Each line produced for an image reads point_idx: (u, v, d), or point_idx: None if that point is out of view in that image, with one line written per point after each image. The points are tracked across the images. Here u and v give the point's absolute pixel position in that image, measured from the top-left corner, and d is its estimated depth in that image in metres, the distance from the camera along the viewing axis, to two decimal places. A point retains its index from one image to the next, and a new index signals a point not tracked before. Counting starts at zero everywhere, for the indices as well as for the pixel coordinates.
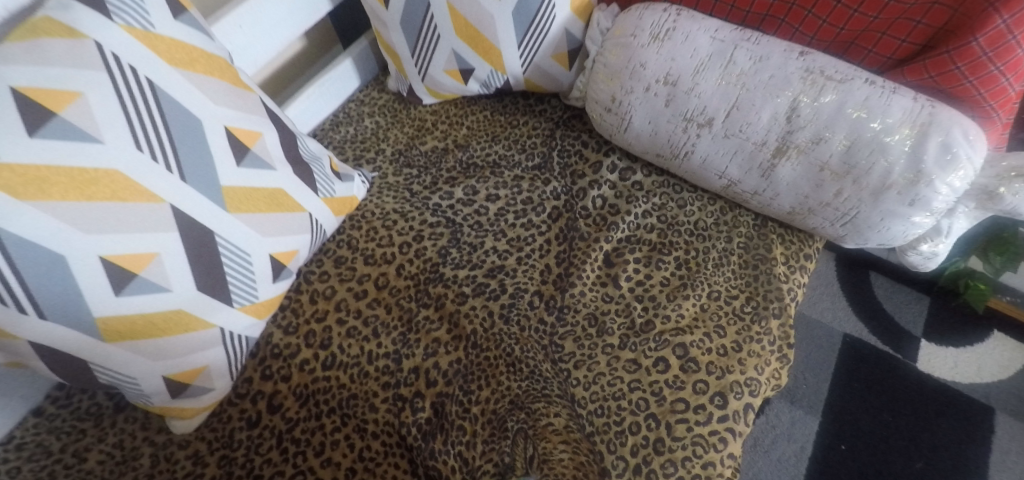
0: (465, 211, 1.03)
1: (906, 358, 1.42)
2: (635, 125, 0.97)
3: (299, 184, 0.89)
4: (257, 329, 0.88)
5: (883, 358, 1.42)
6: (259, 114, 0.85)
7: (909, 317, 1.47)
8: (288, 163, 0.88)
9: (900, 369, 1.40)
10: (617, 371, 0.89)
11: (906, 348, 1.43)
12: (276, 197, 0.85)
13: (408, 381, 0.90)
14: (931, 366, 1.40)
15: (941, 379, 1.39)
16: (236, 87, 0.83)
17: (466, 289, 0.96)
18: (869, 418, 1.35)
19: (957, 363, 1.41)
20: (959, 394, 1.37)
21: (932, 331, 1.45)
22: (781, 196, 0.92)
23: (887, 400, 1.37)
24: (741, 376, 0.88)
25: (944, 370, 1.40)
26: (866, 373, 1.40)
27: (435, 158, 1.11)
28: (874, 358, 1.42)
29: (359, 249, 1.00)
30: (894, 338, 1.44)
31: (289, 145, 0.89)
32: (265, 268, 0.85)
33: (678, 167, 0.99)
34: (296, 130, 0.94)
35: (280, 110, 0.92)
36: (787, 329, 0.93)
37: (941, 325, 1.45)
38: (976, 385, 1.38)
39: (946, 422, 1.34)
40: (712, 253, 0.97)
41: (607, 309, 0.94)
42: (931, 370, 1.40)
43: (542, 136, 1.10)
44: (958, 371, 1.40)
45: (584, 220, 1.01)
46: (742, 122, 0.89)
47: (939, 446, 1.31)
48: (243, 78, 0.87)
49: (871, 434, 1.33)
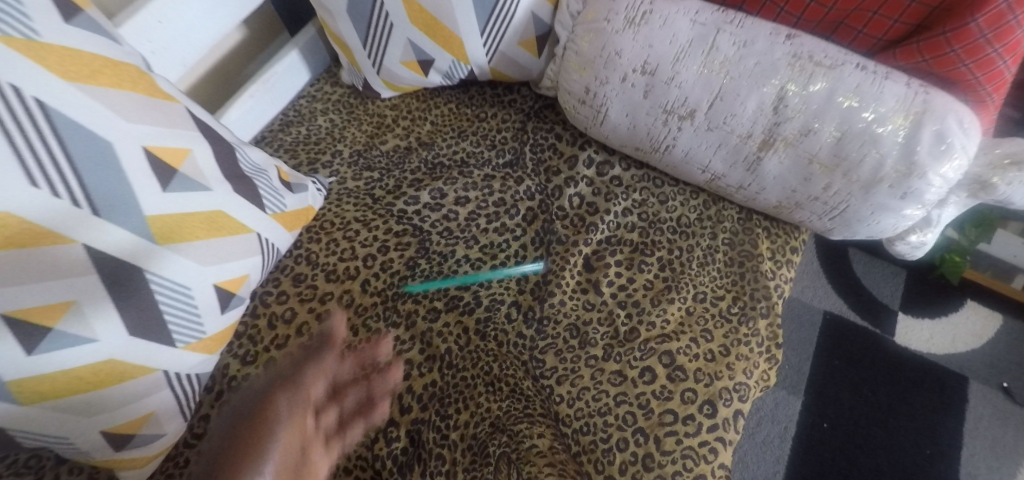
0: (432, 217, 0.96)
1: (884, 332, 1.41)
2: (612, 119, 0.89)
3: (242, 201, 0.80)
4: (207, 363, 0.82)
5: (862, 334, 1.41)
6: (185, 127, 0.76)
7: (887, 289, 1.46)
8: (226, 181, 0.79)
9: (878, 343, 1.40)
10: (602, 385, 0.84)
11: (885, 322, 1.42)
12: (215, 219, 0.77)
13: (381, 409, 0.85)
14: (907, 339, 1.40)
15: (918, 351, 1.39)
16: (154, 98, 0.74)
17: (438, 303, 0.91)
18: (850, 394, 1.34)
19: (933, 334, 1.40)
20: (935, 366, 1.37)
21: (909, 303, 1.44)
22: (768, 190, 0.85)
23: (865, 375, 1.36)
24: (730, 382, 0.84)
25: (920, 342, 1.39)
26: (846, 349, 1.39)
27: (397, 158, 1.03)
28: (853, 334, 1.41)
29: (319, 265, 0.94)
30: (871, 312, 1.43)
31: (228, 159, 0.80)
32: (210, 298, 0.78)
33: (658, 160, 0.91)
34: (235, 139, 0.84)
35: (212, 118, 0.82)
36: (776, 329, 0.89)
37: (918, 297, 1.44)
38: (951, 356, 1.38)
39: (923, 394, 1.34)
40: (697, 252, 0.92)
41: (589, 318, 0.89)
42: (908, 343, 1.39)
43: (512, 129, 1.04)
44: (934, 342, 1.39)
45: (560, 222, 0.95)
46: (727, 115, 0.81)
47: (917, 418, 1.32)
48: (164, 86, 0.77)
49: (852, 410, 1.33)
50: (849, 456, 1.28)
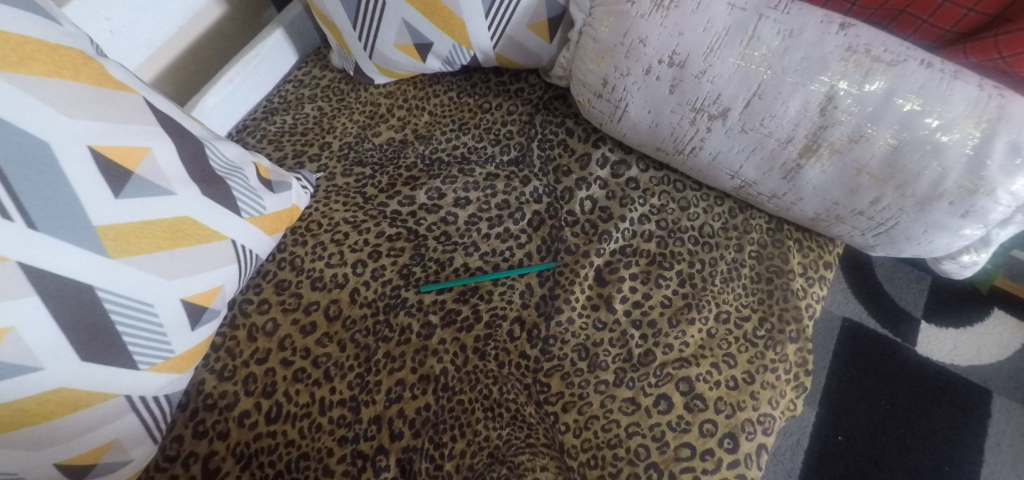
0: (429, 220, 0.88)
1: (905, 342, 1.30)
2: (631, 115, 0.79)
3: (211, 203, 0.71)
4: (178, 382, 0.74)
5: (880, 342, 1.30)
6: (141, 122, 0.67)
7: (911, 296, 1.34)
8: (193, 183, 0.70)
9: (900, 354, 1.29)
10: (613, 414, 0.76)
11: (906, 331, 1.31)
12: (176, 226, 0.68)
13: (368, 434, 0.77)
14: (930, 349, 1.29)
15: (941, 363, 1.28)
16: (103, 88, 0.64)
17: (433, 317, 0.82)
18: (867, 406, 1.24)
19: (956, 344, 1.29)
20: (958, 379, 1.26)
21: (932, 311, 1.33)
22: (806, 201, 0.75)
23: (883, 385, 1.26)
24: (753, 413, 0.76)
25: (944, 353, 1.29)
26: (865, 357, 1.29)
27: (392, 152, 0.95)
28: (873, 342, 1.30)
29: (304, 271, 0.85)
30: (893, 321, 1.32)
31: (195, 157, 0.71)
32: (177, 314, 0.69)
33: (683, 163, 0.81)
34: (205, 134, 0.75)
35: (175, 111, 0.73)
36: (806, 354, 0.80)
37: (943, 304, 1.33)
38: (975, 368, 1.27)
39: (943, 406, 1.24)
40: (721, 266, 0.83)
41: (600, 338, 0.80)
42: (931, 354, 1.28)
43: (519, 122, 0.95)
44: (958, 353, 1.28)
45: (570, 229, 0.86)
46: (765, 115, 0.70)
47: (936, 433, 1.21)
48: (117, 74, 0.67)
49: (868, 423, 1.23)
50: (864, 471, 1.18)
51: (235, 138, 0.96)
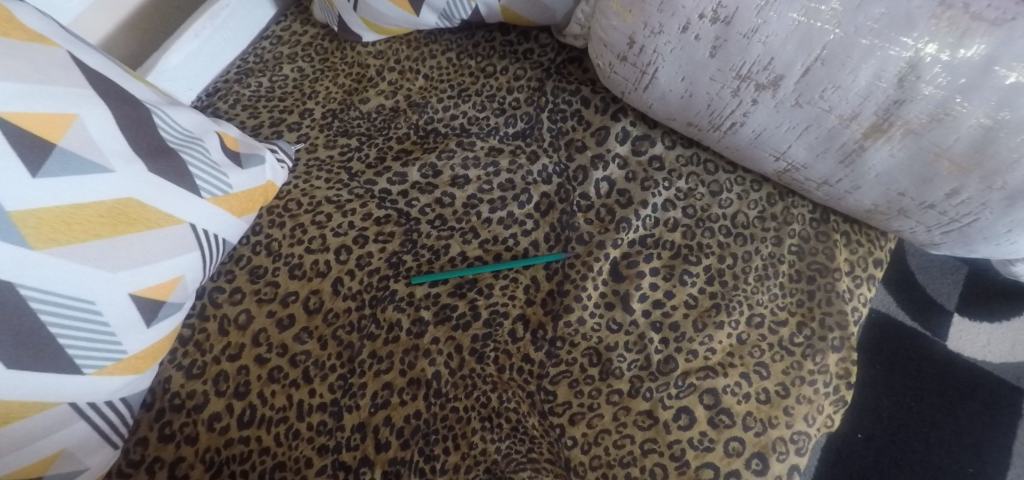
0: (423, 201, 0.78)
1: (936, 336, 1.13)
2: (661, 83, 0.67)
3: (159, 181, 0.62)
4: (137, 383, 0.65)
5: (909, 336, 1.14)
6: (66, 84, 0.57)
7: (945, 286, 1.16)
8: (139, 158, 0.60)
9: (929, 348, 1.13)
10: (626, 428, 0.67)
11: (936, 324, 1.14)
12: (116, 209, 0.58)
13: (351, 444, 0.68)
14: (961, 344, 1.13)
15: (969, 359, 1.11)
16: (11, 41, 0.54)
17: (425, 313, 0.73)
18: (890, 403, 1.09)
19: (990, 340, 1.12)
20: (989, 377, 1.10)
21: (969, 304, 1.15)
22: (864, 190, 0.64)
23: (910, 381, 1.10)
24: (786, 431, 0.67)
25: (976, 348, 1.12)
26: (891, 351, 1.13)
27: (381, 122, 0.85)
28: (900, 336, 1.14)
29: (281, 257, 0.76)
30: (922, 312, 1.15)
31: (138, 127, 0.62)
32: (126, 312, 0.60)
33: (717, 141, 0.70)
34: (151, 102, 0.65)
35: (111, 73, 0.62)
36: (850, 365, 0.69)
37: (980, 297, 1.15)
38: (1009, 366, 1.10)
39: (972, 405, 1.08)
40: (756, 261, 0.73)
41: (615, 342, 0.70)
42: (960, 350, 1.12)
43: (527, 89, 0.83)
44: (991, 350, 1.11)
45: (583, 215, 0.76)
46: (828, 84, 0.57)
47: (965, 432, 1.06)
48: (32, 23, 0.57)
49: (891, 420, 1.08)
50: (883, 471, 1.04)
51: (204, 103, 0.87)
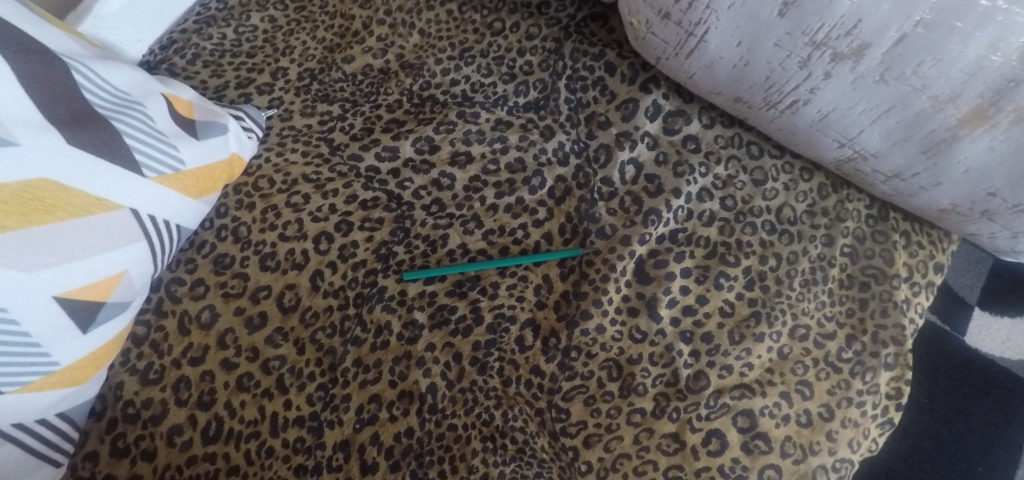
0: (417, 182, 0.67)
1: (953, 331, 0.94)
2: (711, 48, 0.55)
3: (81, 155, 0.50)
4: (77, 395, 0.55)
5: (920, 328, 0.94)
6: None
7: (968, 278, 0.96)
8: (53, 128, 0.48)
9: (942, 338, 0.94)
10: (649, 454, 0.58)
11: (951, 316, 0.94)
12: (28, 194, 0.46)
13: (333, 465, 0.58)
14: (979, 339, 0.93)
15: (987, 356, 0.92)
16: None
17: (420, 315, 0.63)
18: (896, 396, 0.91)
19: (1011, 337, 0.92)
20: (1009, 375, 0.90)
21: (995, 298, 0.94)
22: (945, 187, 0.54)
23: (919, 373, 0.92)
24: (828, 459, 0.58)
25: (994, 345, 0.92)
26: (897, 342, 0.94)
27: (368, 86, 0.73)
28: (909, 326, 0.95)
29: (251, 244, 0.64)
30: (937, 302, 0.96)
31: (53, 89, 0.49)
32: (54, 319, 0.49)
33: (770, 121, 0.59)
34: (67, 57, 0.52)
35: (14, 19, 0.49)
36: (903, 385, 0.61)
37: (1007, 289, 0.95)
38: None
39: (988, 403, 0.89)
40: (802, 264, 0.63)
41: (638, 354, 0.61)
42: (979, 345, 0.92)
43: (542, 51, 0.72)
44: (1012, 347, 0.92)
45: (605, 205, 0.66)
46: (926, 56, 0.46)
47: (977, 429, 0.88)
48: None
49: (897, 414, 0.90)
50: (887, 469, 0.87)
51: (157, 57, 0.73)
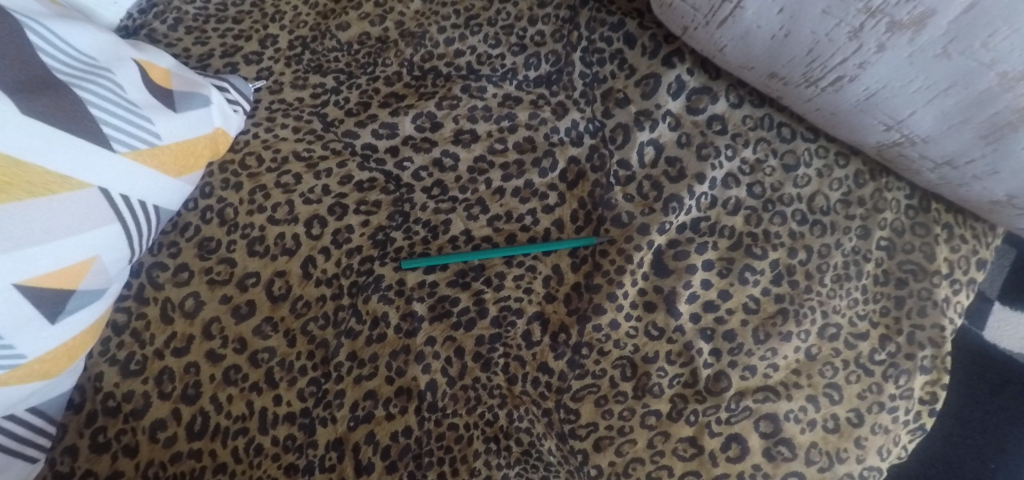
0: (418, 163, 0.62)
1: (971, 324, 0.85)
2: (748, 15, 0.49)
3: (41, 127, 0.44)
4: (51, 388, 0.50)
5: None
6: None
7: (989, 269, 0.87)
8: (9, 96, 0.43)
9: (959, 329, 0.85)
10: (663, 460, 0.54)
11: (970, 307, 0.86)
12: None
13: (326, 464, 0.54)
14: (1000, 334, 0.84)
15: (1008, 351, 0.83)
16: None
17: (420, 306, 0.59)
18: None
19: None
20: None
21: (1020, 291, 0.85)
22: (1002, 176, 0.48)
23: None
24: (855, 467, 0.53)
25: (1017, 342, 0.84)
26: None
27: (365, 56, 0.68)
28: None
29: (238, 227, 0.59)
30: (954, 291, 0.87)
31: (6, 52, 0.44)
32: (17, 308, 0.44)
33: (808, 100, 0.53)
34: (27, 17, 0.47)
35: None
36: (938, 390, 0.56)
37: None
38: None
39: (1006, 399, 0.81)
40: (835, 258, 0.58)
41: (654, 352, 0.57)
42: (998, 341, 0.84)
43: (555, 20, 0.67)
44: None
45: (621, 190, 0.61)
46: (1000, 26, 0.41)
47: (992, 425, 0.80)
48: None
49: None
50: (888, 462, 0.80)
51: (136, 22, 0.67)
